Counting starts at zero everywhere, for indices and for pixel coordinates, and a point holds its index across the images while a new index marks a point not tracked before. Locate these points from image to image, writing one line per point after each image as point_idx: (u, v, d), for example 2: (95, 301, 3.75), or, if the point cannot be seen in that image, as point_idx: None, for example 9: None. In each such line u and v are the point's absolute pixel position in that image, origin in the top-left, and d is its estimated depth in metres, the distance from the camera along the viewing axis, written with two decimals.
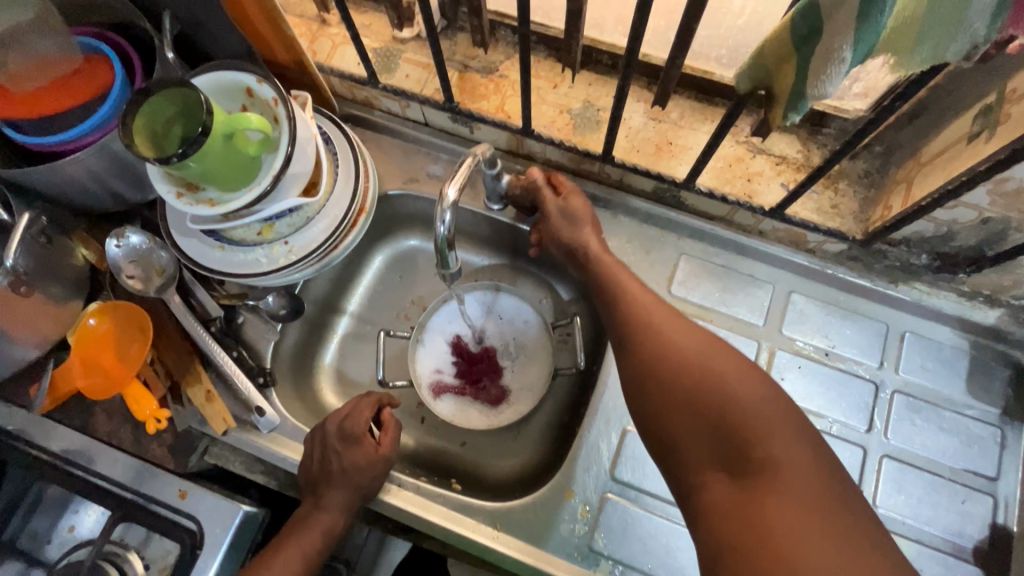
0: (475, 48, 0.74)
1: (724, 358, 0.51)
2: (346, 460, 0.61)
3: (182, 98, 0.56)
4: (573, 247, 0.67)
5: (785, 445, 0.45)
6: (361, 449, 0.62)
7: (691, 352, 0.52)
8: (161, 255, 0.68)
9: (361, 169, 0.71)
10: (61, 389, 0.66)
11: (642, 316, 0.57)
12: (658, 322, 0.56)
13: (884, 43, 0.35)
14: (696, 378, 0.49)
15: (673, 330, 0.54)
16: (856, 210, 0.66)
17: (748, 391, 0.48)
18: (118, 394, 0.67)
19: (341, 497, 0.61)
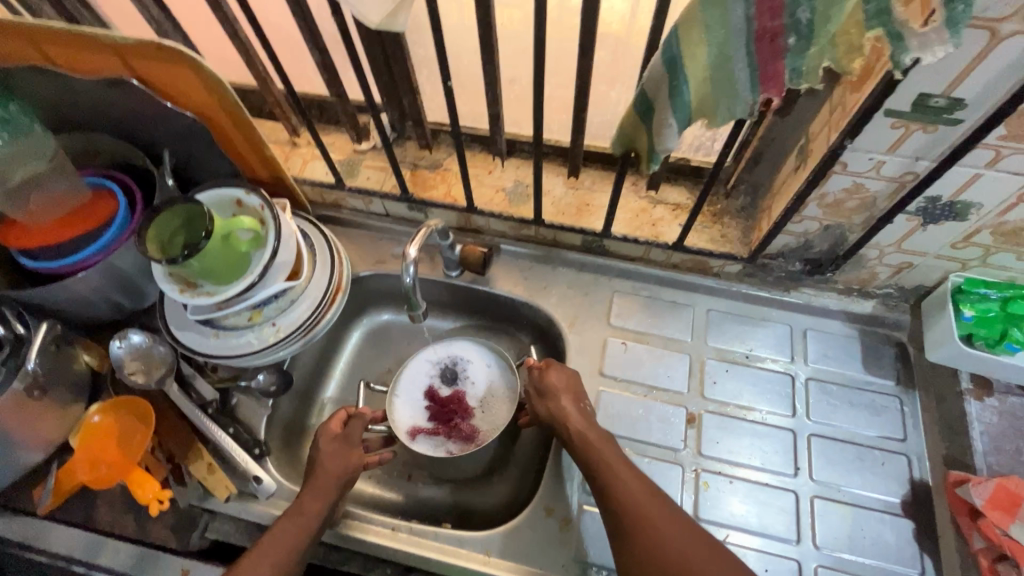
0: (422, 151, 0.91)
1: (678, 523, 0.59)
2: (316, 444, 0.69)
3: (185, 212, 0.69)
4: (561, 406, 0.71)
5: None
6: (330, 435, 0.70)
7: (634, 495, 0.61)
8: (161, 349, 0.77)
9: (336, 254, 0.84)
10: (66, 486, 0.71)
11: (590, 448, 0.66)
12: (601, 449, 0.66)
13: (696, 111, 0.51)
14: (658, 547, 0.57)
15: (617, 469, 0.64)
16: (741, 237, 0.82)
17: (696, 556, 0.56)
18: (120, 484, 0.72)
19: (313, 485, 0.65)
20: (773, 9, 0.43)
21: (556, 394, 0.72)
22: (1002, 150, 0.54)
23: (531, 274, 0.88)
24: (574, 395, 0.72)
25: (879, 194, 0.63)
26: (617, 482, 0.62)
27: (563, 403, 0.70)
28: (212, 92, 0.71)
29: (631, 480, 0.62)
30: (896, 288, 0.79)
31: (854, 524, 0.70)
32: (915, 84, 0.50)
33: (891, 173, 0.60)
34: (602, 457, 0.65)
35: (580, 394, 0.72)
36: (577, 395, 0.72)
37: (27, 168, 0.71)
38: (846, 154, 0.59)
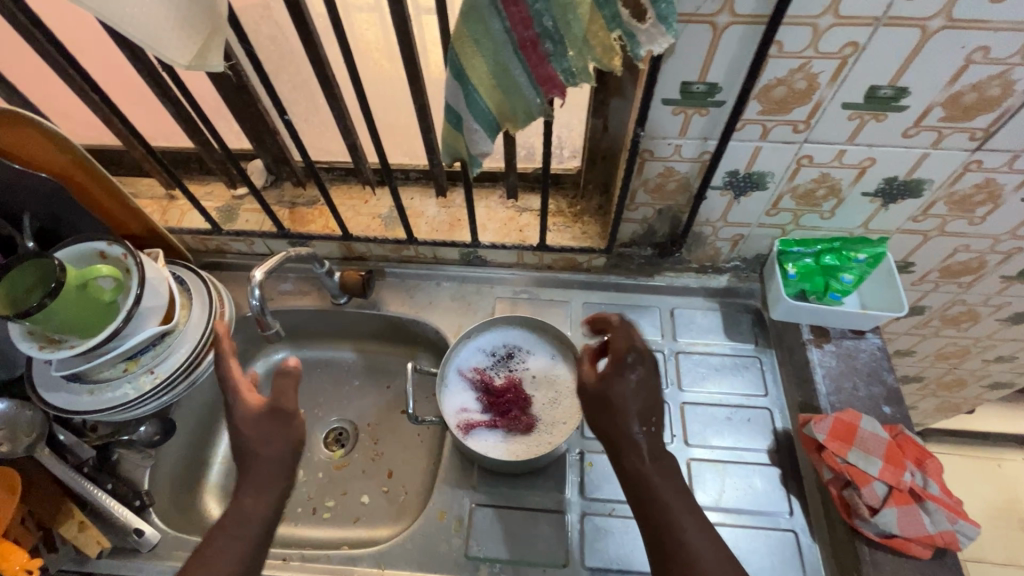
0: (299, 190, 0.95)
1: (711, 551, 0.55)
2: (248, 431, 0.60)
3: (39, 267, 0.69)
4: (622, 411, 0.59)
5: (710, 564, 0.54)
6: (261, 416, 0.61)
7: (664, 488, 0.57)
8: (29, 413, 0.74)
9: (215, 297, 0.85)
10: None
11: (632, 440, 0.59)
12: (647, 440, 0.59)
13: (499, 117, 0.58)
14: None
15: (656, 464, 0.58)
16: (600, 231, 0.89)
17: (702, 542, 0.55)
18: None
19: (256, 479, 0.59)
20: (524, 21, 0.50)
21: (619, 387, 0.60)
22: (766, 124, 0.63)
23: (416, 292, 0.93)
24: (642, 409, 0.60)
25: (690, 175, 0.72)
26: (667, 515, 0.56)
27: (626, 418, 0.59)
28: (63, 150, 0.76)
29: (681, 509, 0.57)
30: (741, 260, 0.87)
31: (726, 478, 0.75)
32: (674, 75, 0.59)
33: (692, 154, 0.69)
34: (654, 485, 0.57)
35: (647, 409, 0.60)
36: (648, 405, 0.60)
37: None
38: (647, 142, 0.67)
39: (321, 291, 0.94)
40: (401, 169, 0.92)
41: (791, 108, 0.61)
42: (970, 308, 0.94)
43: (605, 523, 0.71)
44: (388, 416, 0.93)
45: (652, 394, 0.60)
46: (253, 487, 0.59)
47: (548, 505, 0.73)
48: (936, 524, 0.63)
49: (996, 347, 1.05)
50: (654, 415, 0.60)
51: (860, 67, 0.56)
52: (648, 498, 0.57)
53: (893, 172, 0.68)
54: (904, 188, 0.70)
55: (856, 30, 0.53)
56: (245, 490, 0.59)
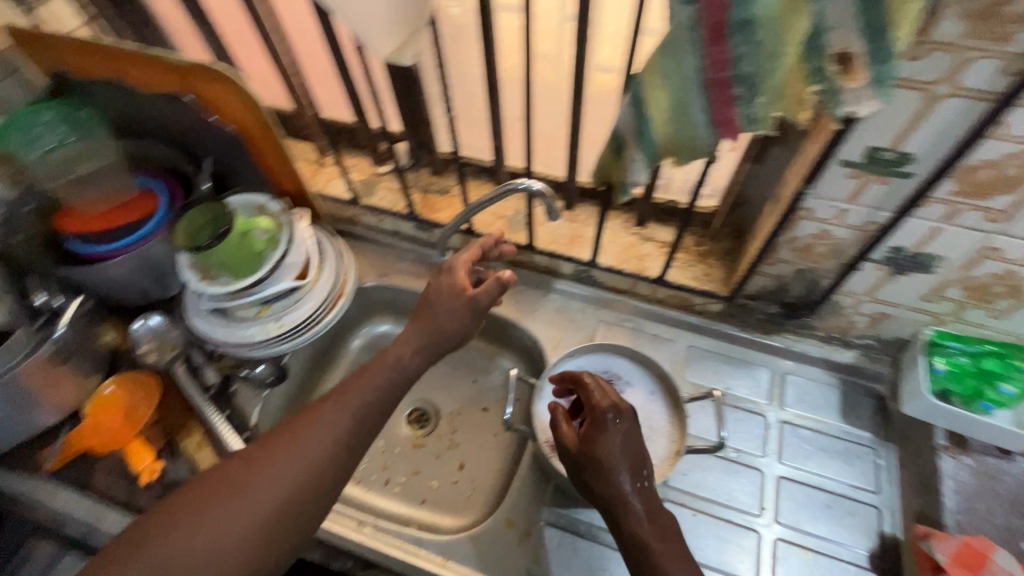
0: (434, 178, 1.00)
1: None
2: (440, 292, 0.71)
3: (213, 212, 0.79)
4: (608, 463, 0.58)
5: None
6: (459, 293, 0.70)
7: (648, 542, 0.55)
8: (174, 334, 0.85)
9: (344, 264, 0.91)
10: (72, 449, 0.78)
11: (615, 491, 0.58)
12: (637, 492, 0.58)
13: (661, 151, 0.57)
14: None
15: (642, 515, 0.57)
16: (724, 277, 0.85)
17: None
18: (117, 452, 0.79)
19: (421, 331, 0.68)
20: (721, 62, 0.48)
21: (600, 437, 0.59)
22: (955, 206, 0.57)
23: (522, 298, 0.94)
24: (631, 465, 0.59)
25: (846, 243, 0.67)
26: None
27: (616, 474, 0.58)
28: (248, 106, 0.82)
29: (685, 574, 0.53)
30: (876, 339, 0.80)
31: (814, 569, 0.70)
32: (863, 137, 0.55)
33: (855, 223, 0.64)
34: (652, 547, 0.55)
35: (637, 463, 0.59)
36: (635, 459, 0.59)
37: (91, 166, 0.84)
38: (808, 200, 0.63)
39: (434, 277, 0.98)
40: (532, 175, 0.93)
41: (990, 194, 0.55)
42: None
43: None
44: (469, 410, 0.95)
45: (636, 448, 0.60)
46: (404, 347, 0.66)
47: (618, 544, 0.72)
48: None
49: None
50: (644, 470, 0.59)
51: None
52: (644, 564, 0.55)
53: None
54: None
55: None
56: (399, 348, 0.66)
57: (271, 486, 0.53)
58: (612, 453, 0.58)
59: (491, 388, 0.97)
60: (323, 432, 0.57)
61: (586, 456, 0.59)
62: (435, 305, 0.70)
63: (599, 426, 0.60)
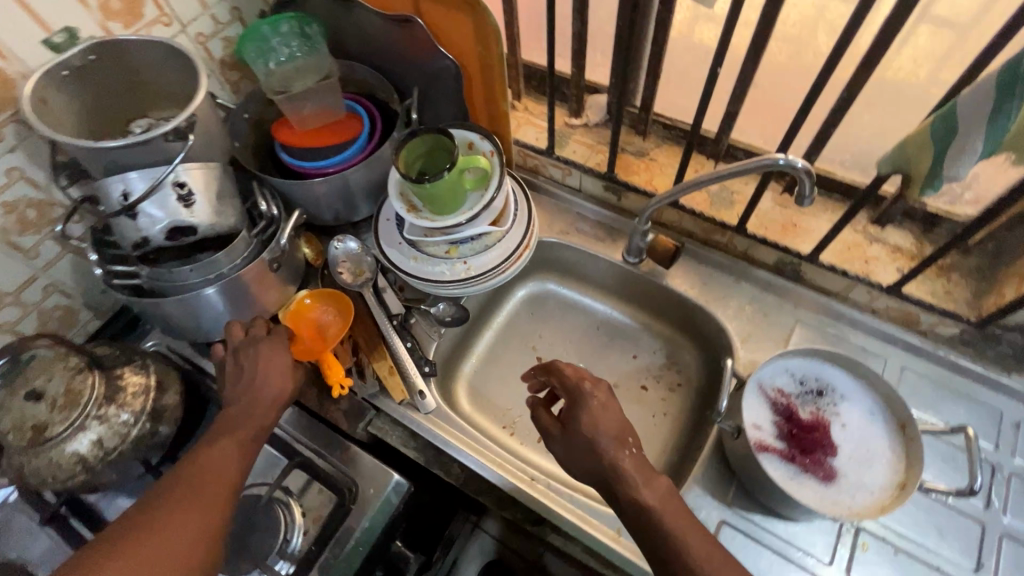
0: (633, 136, 0.93)
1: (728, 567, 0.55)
2: (254, 357, 0.70)
3: (432, 141, 0.77)
4: (601, 441, 0.62)
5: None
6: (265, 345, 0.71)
7: (648, 511, 0.58)
8: (367, 259, 0.88)
9: (532, 215, 0.88)
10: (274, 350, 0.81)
11: (610, 467, 0.60)
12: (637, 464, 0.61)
13: (1009, 144, 0.48)
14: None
15: (639, 482, 0.59)
16: (970, 300, 0.74)
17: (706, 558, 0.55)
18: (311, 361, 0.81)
19: (259, 398, 0.68)
20: None
21: (583, 412, 0.64)
22: None
23: (710, 281, 0.88)
24: (612, 433, 0.63)
25: None
26: (680, 541, 0.56)
27: (600, 444, 0.62)
28: (478, 40, 0.79)
29: (690, 532, 0.56)
30: None
31: None
32: None
33: None
34: (652, 509, 0.58)
35: (621, 432, 0.63)
36: (619, 427, 0.63)
37: (306, 84, 0.83)
38: None
39: (614, 243, 0.93)
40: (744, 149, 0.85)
41: None
42: None
43: None
44: (629, 385, 0.91)
45: (616, 418, 0.64)
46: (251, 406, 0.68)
47: (802, 562, 0.67)
48: None
49: None
50: (636, 442, 0.62)
51: None
52: (649, 533, 0.57)
53: None
54: None
55: None
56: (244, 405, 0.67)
57: (185, 523, 0.57)
58: (595, 424, 0.63)
59: (654, 367, 0.93)
60: (223, 466, 0.62)
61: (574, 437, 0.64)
62: (265, 344, 0.72)
63: (581, 401, 0.65)
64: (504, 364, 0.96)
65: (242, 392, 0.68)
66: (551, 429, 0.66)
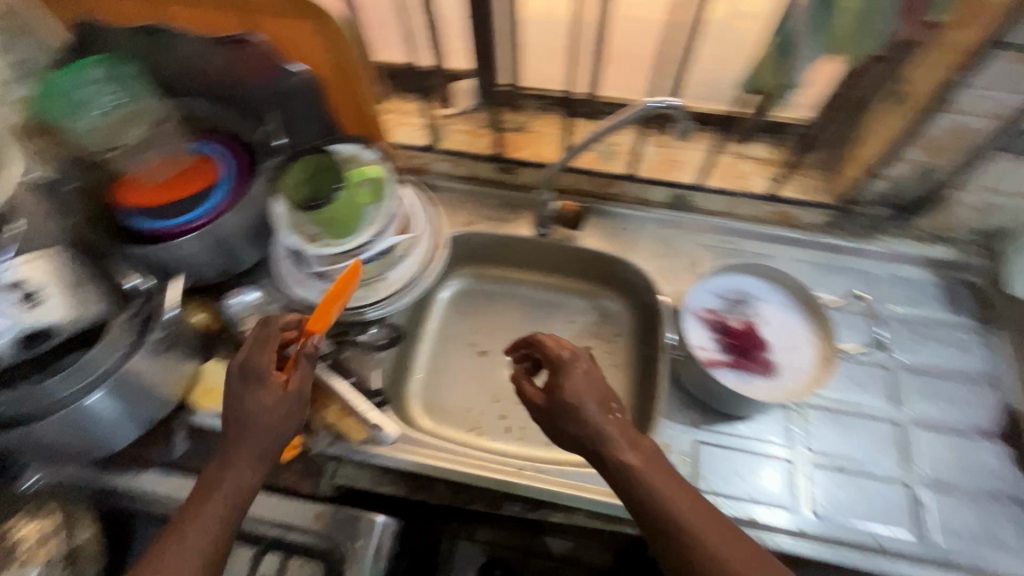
0: (509, 114, 0.94)
1: (712, 522, 0.54)
2: (247, 397, 0.60)
3: (313, 164, 0.72)
4: (584, 407, 0.60)
5: (717, 537, 0.53)
6: (264, 387, 0.61)
7: (641, 474, 0.57)
8: (274, 305, 0.79)
9: (434, 215, 0.86)
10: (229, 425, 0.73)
11: (596, 431, 0.59)
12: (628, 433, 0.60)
13: None
14: (694, 559, 0.52)
15: (634, 453, 0.58)
16: (826, 187, 0.85)
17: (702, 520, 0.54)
18: None
19: (247, 451, 0.59)
20: None
21: (568, 381, 0.62)
22: None
23: (618, 231, 0.92)
24: (597, 399, 0.61)
25: (980, 134, 0.68)
26: (670, 501, 0.55)
27: (584, 411, 0.60)
28: (329, 48, 0.77)
29: (675, 489, 0.56)
30: (975, 233, 0.83)
31: (953, 448, 0.74)
32: None
33: (995, 111, 0.65)
34: (638, 470, 0.57)
35: (605, 396, 0.62)
36: (601, 395, 0.62)
37: (138, 132, 0.74)
38: (953, 91, 0.64)
39: (521, 220, 0.94)
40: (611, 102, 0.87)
41: None
42: None
43: (829, 474, 0.72)
44: (574, 350, 0.94)
45: (598, 384, 0.63)
46: (223, 459, 0.59)
47: (769, 451, 0.74)
48: None
49: None
50: (618, 406, 0.62)
51: None
52: (634, 493, 0.57)
53: None
54: None
55: None
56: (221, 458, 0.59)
57: None
58: (577, 392, 0.61)
59: (592, 326, 0.96)
60: (211, 527, 0.55)
61: (553, 405, 0.62)
62: (233, 374, 0.62)
63: (561, 368, 0.64)
64: (451, 370, 0.93)
65: (230, 446, 0.59)
66: (533, 400, 0.64)
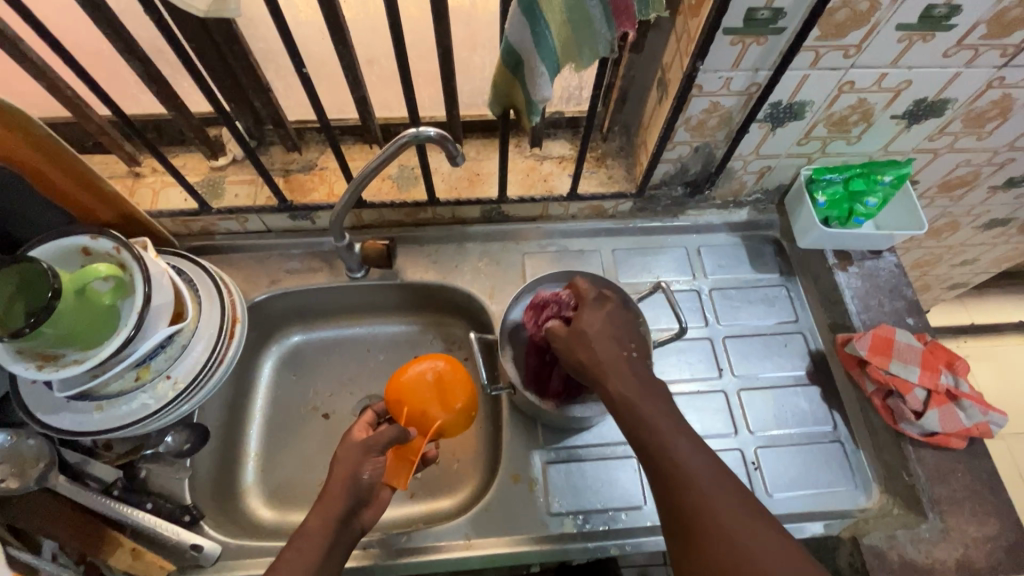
0: (291, 154, 0.84)
1: (724, 484, 0.50)
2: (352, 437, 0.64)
3: (18, 276, 0.58)
4: (594, 342, 0.59)
5: (700, 466, 0.51)
6: (361, 429, 0.65)
7: (632, 412, 0.55)
8: (32, 442, 0.66)
9: (222, 285, 0.75)
10: None
11: (608, 360, 0.58)
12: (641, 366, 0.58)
13: (563, 58, 0.53)
14: (695, 502, 0.50)
15: (641, 379, 0.57)
16: (626, 174, 0.86)
17: (687, 449, 0.52)
18: None
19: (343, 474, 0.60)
20: None
21: (590, 320, 0.61)
22: (820, 50, 0.62)
23: (438, 257, 0.87)
24: (615, 335, 0.61)
25: (733, 109, 0.70)
26: (663, 435, 0.53)
27: (604, 345, 0.59)
28: (12, 127, 0.60)
29: (658, 420, 0.54)
30: (762, 192, 0.88)
31: (775, 403, 0.78)
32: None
33: (739, 88, 0.67)
34: (636, 402, 0.55)
35: (621, 337, 0.61)
36: (617, 333, 0.61)
37: None
38: (700, 76, 0.64)
39: (334, 266, 0.87)
40: (391, 124, 0.81)
41: (847, 32, 0.60)
42: (954, 219, 1.01)
43: None
44: None
45: (622, 324, 0.62)
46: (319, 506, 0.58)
47: (616, 453, 0.74)
48: (970, 417, 0.71)
49: (963, 252, 1.17)
50: (644, 354, 0.61)
51: None
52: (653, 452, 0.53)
53: (924, 93, 0.69)
54: (930, 109, 0.72)
55: None
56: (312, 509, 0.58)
57: None
58: (597, 322, 0.61)
59: None
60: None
61: (572, 337, 0.60)
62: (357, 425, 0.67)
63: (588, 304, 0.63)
64: (289, 444, 0.84)
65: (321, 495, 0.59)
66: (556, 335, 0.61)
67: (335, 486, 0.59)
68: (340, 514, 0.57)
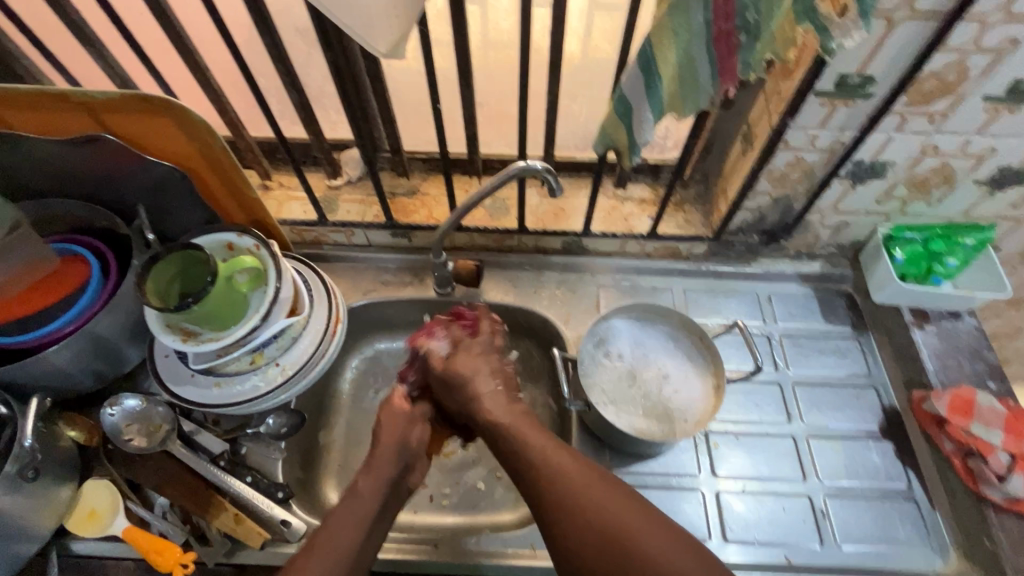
0: (398, 179, 0.94)
1: (636, 510, 0.56)
2: (389, 407, 0.71)
3: (182, 259, 0.69)
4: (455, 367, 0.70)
5: (620, 516, 0.55)
6: (397, 401, 0.72)
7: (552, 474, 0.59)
8: (160, 409, 0.74)
9: (329, 285, 0.83)
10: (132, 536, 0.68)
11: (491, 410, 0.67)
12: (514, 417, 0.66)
13: (668, 106, 0.59)
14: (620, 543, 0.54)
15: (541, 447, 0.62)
16: (703, 220, 0.91)
17: (609, 502, 0.56)
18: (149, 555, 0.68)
19: (391, 450, 0.67)
20: (726, 13, 0.51)
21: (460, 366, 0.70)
22: (905, 115, 0.67)
23: (519, 282, 0.93)
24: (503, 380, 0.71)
25: (816, 164, 0.75)
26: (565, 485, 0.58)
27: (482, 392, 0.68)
28: (192, 138, 0.71)
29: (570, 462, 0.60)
30: (837, 247, 0.91)
31: (845, 454, 0.78)
32: (836, 66, 0.61)
33: (823, 145, 0.72)
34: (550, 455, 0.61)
35: (498, 375, 0.71)
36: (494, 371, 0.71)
37: None
38: (788, 132, 0.70)
39: (423, 282, 0.94)
40: (488, 159, 0.91)
41: (933, 100, 0.64)
42: None
43: (736, 498, 0.75)
44: None
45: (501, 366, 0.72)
46: (369, 470, 0.65)
47: (681, 483, 0.76)
48: None
49: None
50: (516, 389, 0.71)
51: (1014, 60, 0.59)
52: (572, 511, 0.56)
53: (1008, 161, 0.72)
54: (1015, 176, 0.74)
55: (1018, 27, 0.56)
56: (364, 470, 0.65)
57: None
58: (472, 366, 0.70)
59: None
60: (343, 534, 0.59)
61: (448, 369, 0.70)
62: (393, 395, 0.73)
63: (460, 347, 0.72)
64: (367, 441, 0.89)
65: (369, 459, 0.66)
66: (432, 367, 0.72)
67: (385, 449, 0.67)
68: (389, 479, 0.65)
